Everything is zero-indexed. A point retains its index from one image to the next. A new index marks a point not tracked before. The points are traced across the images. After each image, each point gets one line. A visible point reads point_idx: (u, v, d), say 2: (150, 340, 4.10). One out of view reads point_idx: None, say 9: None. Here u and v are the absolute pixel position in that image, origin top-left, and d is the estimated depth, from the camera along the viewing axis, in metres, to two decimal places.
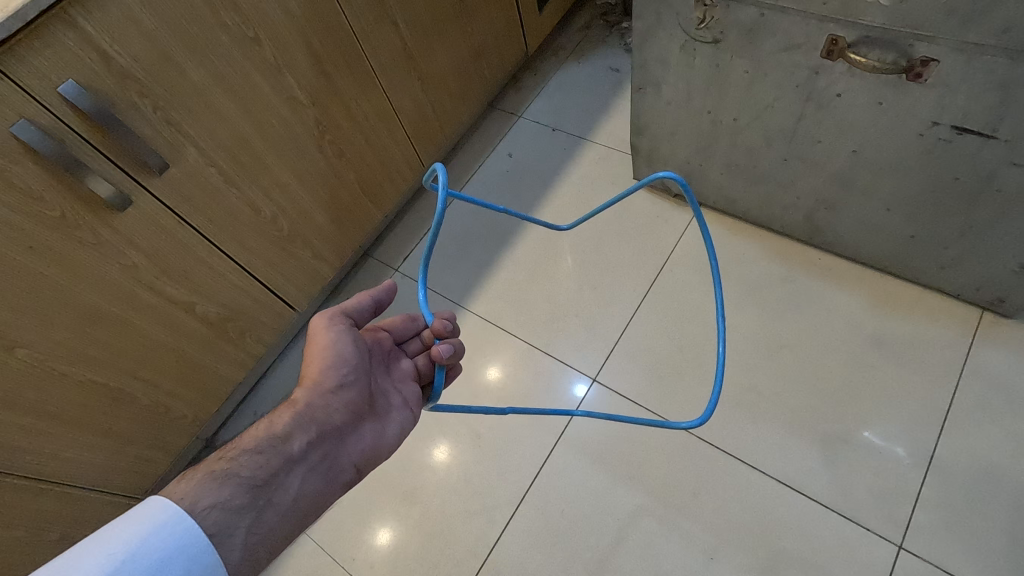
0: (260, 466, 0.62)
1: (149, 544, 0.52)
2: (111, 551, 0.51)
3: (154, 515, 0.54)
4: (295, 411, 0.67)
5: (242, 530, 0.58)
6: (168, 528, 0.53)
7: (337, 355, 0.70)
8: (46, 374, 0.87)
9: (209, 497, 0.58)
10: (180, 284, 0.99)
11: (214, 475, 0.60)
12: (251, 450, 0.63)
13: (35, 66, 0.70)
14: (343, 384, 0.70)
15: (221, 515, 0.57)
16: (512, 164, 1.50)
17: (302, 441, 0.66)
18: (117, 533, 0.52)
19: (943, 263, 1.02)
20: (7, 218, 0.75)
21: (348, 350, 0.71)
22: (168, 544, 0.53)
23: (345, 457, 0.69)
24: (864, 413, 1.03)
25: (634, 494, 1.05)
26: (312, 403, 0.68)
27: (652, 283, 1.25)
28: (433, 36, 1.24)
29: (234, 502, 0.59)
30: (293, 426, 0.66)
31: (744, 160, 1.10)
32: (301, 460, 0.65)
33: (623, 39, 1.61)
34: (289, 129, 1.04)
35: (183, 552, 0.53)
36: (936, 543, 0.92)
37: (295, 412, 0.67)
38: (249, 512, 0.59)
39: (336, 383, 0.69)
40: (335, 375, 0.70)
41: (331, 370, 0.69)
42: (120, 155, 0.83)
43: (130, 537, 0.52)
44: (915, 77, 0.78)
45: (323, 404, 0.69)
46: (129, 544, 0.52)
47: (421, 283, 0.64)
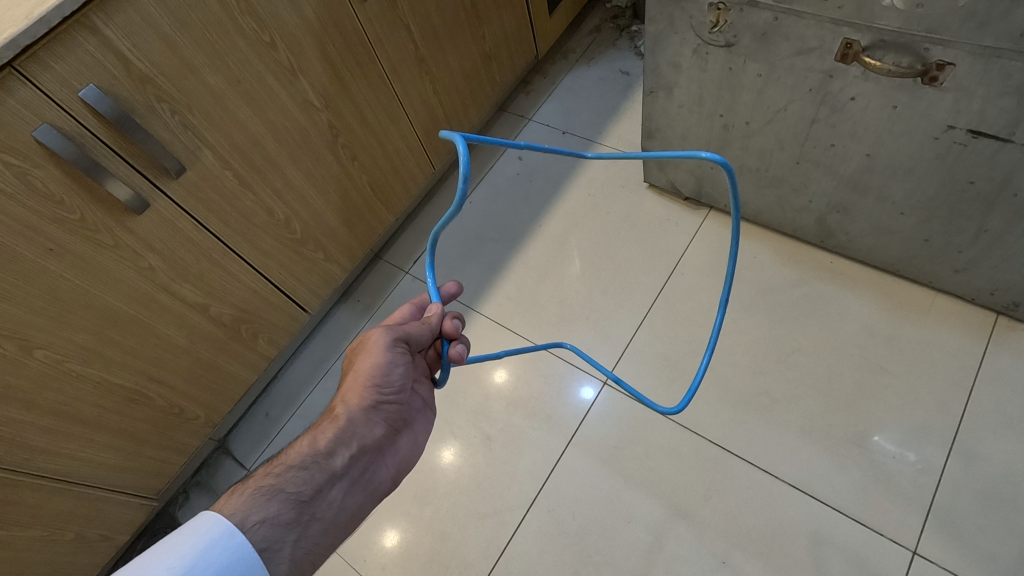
0: (306, 481, 0.61)
1: (207, 556, 0.51)
2: (171, 564, 0.50)
3: (210, 528, 0.53)
4: (337, 427, 0.65)
5: (289, 544, 0.58)
6: (225, 540, 0.53)
7: (384, 373, 0.66)
8: (64, 375, 0.88)
9: (258, 512, 0.57)
10: (196, 286, 1.00)
11: (262, 491, 0.59)
12: (297, 466, 0.62)
13: (57, 72, 0.71)
14: (385, 399, 0.67)
15: (271, 529, 0.57)
16: (522, 166, 1.50)
17: (344, 456, 0.64)
18: (174, 547, 0.51)
19: (957, 267, 1.02)
20: (30, 221, 0.76)
21: (397, 368, 0.66)
22: (225, 558, 0.52)
23: (383, 468, 0.68)
24: (877, 417, 1.03)
25: (646, 497, 1.05)
26: (355, 419, 0.65)
27: (663, 286, 1.25)
28: (445, 39, 1.24)
29: (283, 516, 0.58)
30: (335, 442, 0.64)
31: (756, 164, 1.10)
32: (343, 476, 0.64)
33: (633, 42, 1.62)
34: (303, 132, 1.05)
35: (236, 568, 0.52)
36: (951, 549, 0.91)
37: (335, 427, 0.65)
38: (296, 527, 0.59)
39: (376, 399, 0.66)
40: (381, 393, 0.66)
41: (377, 387, 0.66)
42: (138, 159, 0.84)
43: (188, 550, 0.51)
44: (931, 80, 0.78)
45: (364, 420, 0.66)
46: (187, 557, 0.50)
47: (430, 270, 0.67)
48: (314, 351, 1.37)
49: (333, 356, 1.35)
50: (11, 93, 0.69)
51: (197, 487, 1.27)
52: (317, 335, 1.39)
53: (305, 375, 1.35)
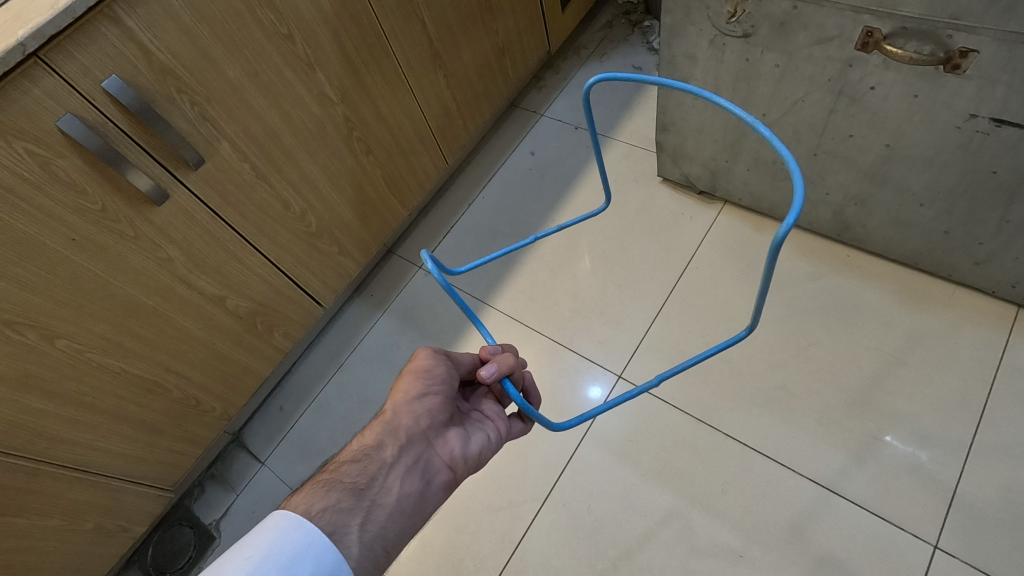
0: (361, 471, 0.60)
1: (280, 545, 0.49)
2: (246, 554, 0.48)
3: (279, 520, 0.51)
4: (383, 421, 0.64)
5: (355, 527, 0.55)
6: (295, 529, 0.51)
7: (424, 366, 0.66)
8: (85, 365, 0.89)
9: (320, 501, 0.55)
10: (213, 278, 1.00)
11: (320, 484, 0.58)
12: (351, 460, 0.61)
13: (81, 62, 0.72)
14: (429, 391, 0.66)
15: (335, 514, 0.55)
16: (534, 161, 1.50)
17: (394, 447, 0.62)
18: (248, 541, 0.50)
19: (978, 259, 1.01)
20: (52, 211, 0.77)
21: (438, 361, 0.67)
22: (297, 544, 0.50)
23: (438, 459, 0.64)
24: (895, 410, 1.02)
25: (662, 491, 1.05)
26: (400, 413, 0.64)
27: (678, 280, 1.24)
28: (459, 33, 1.24)
29: (343, 503, 0.56)
30: (383, 434, 0.63)
31: (772, 156, 1.09)
32: (395, 464, 0.61)
33: (646, 37, 1.61)
34: (319, 125, 1.05)
35: (310, 553, 0.50)
36: (973, 543, 0.90)
37: (382, 422, 0.64)
38: (359, 512, 0.56)
39: (420, 391, 0.66)
40: (423, 387, 0.66)
41: (419, 380, 0.66)
42: (158, 150, 0.84)
43: (261, 542, 0.49)
44: (953, 68, 0.77)
45: (410, 411, 0.64)
46: (261, 548, 0.49)
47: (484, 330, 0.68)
48: (328, 346, 1.38)
49: (346, 351, 1.36)
50: (36, 83, 0.70)
51: (212, 479, 1.28)
52: (330, 332, 1.40)
53: (319, 369, 1.35)
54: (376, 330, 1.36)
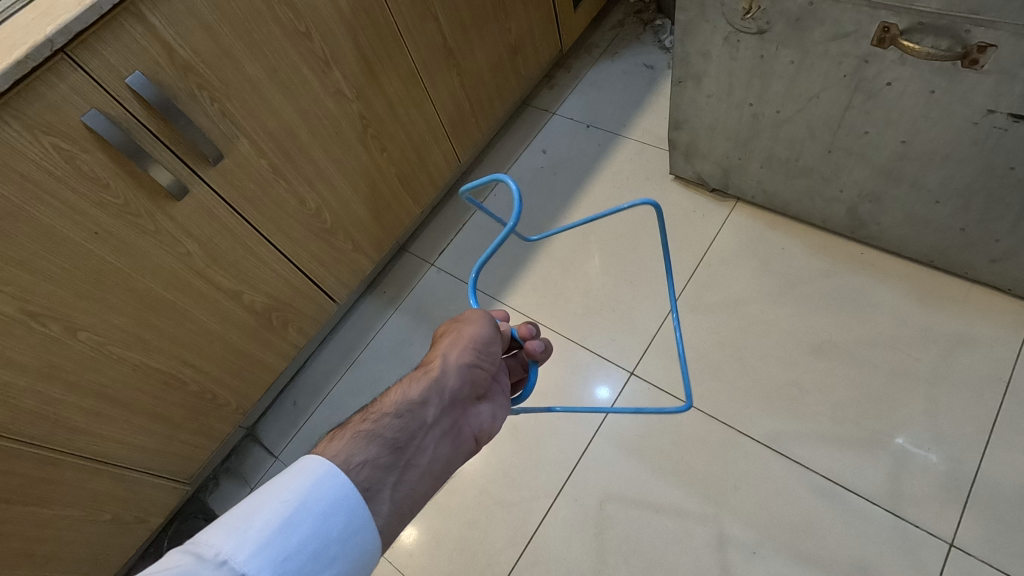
0: (403, 426, 0.58)
1: (315, 492, 0.49)
2: (284, 499, 0.48)
3: (313, 466, 0.50)
4: (430, 376, 0.61)
5: (389, 487, 0.54)
6: (329, 478, 0.50)
7: (480, 334, 0.64)
8: (105, 358, 0.90)
9: (360, 453, 0.54)
10: (230, 273, 1.02)
11: (361, 434, 0.56)
12: (393, 412, 0.58)
13: (106, 58, 0.73)
14: (480, 359, 0.64)
15: (373, 470, 0.54)
16: (546, 159, 1.51)
17: (437, 407, 0.61)
18: (285, 484, 0.49)
19: (994, 256, 1.00)
20: (77, 204, 0.78)
21: (494, 335, 0.66)
22: (332, 495, 0.50)
23: (469, 428, 0.64)
24: (910, 408, 1.01)
25: (676, 488, 1.05)
26: (449, 375, 0.62)
27: (690, 277, 1.24)
28: (472, 31, 1.25)
29: (382, 459, 0.55)
30: (428, 392, 0.61)
31: (786, 153, 1.09)
32: (435, 426, 0.60)
33: (657, 36, 1.61)
34: (336, 122, 1.06)
35: (344, 505, 0.50)
36: (989, 543, 0.90)
37: (429, 377, 0.61)
38: (395, 470, 0.55)
39: (473, 359, 0.64)
40: (477, 356, 0.64)
41: (474, 345, 0.64)
42: (179, 146, 0.86)
43: (296, 487, 0.49)
44: (971, 63, 0.77)
45: (458, 374, 0.63)
46: (296, 493, 0.48)
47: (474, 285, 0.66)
48: (341, 342, 1.39)
49: (360, 346, 1.37)
50: (63, 79, 0.71)
51: (227, 473, 1.29)
52: (344, 326, 1.41)
53: (332, 364, 1.37)
54: (389, 327, 1.37)
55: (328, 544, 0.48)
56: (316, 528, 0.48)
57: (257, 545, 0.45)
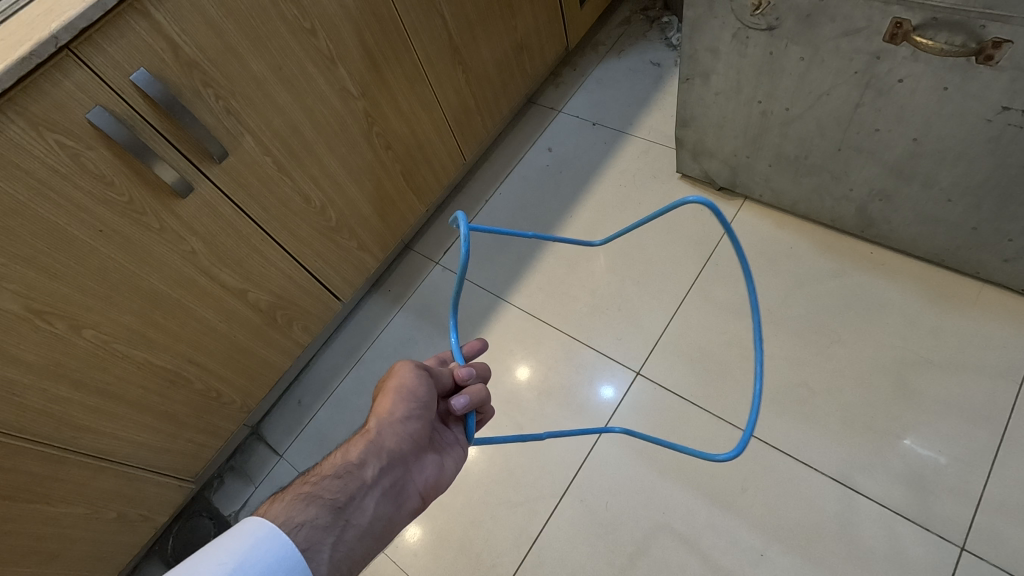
0: (341, 487, 0.59)
1: (254, 553, 0.50)
2: (221, 560, 0.49)
3: (255, 528, 0.52)
4: (367, 438, 0.62)
5: (328, 546, 0.55)
6: (270, 539, 0.51)
7: (408, 386, 0.64)
8: (110, 355, 0.90)
9: (299, 514, 0.55)
10: (235, 271, 1.01)
11: (300, 497, 0.57)
12: (331, 474, 0.60)
13: (111, 55, 0.73)
14: (414, 412, 0.64)
15: (312, 530, 0.54)
16: (552, 158, 1.50)
17: (375, 467, 0.61)
18: (224, 546, 0.50)
19: (1007, 256, 0.99)
20: (80, 202, 0.78)
21: (420, 380, 0.64)
22: (271, 556, 0.50)
23: (413, 484, 0.64)
24: (920, 410, 1.00)
25: (683, 489, 1.04)
26: (383, 433, 0.62)
27: (697, 277, 1.23)
28: (478, 29, 1.24)
29: (321, 520, 0.56)
30: (365, 453, 0.61)
31: (795, 151, 1.08)
32: (374, 486, 0.61)
33: (664, 33, 1.60)
34: (341, 120, 1.06)
35: (281, 566, 0.50)
36: (1002, 546, 0.88)
37: (365, 439, 0.62)
38: (334, 530, 0.56)
39: (405, 412, 0.63)
40: (405, 408, 0.63)
41: (403, 398, 0.63)
42: (185, 143, 0.85)
43: (235, 548, 0.50)
44: (986, 59, 0.75)
45: (394, 433, 0.63)
46: (236, 555, 0.49)
47: (453, 329, 0.65)
48: (345, 341, 1.39)
49: (365, 345, 1.37)
50: (68, 76, 0.71)
51: (232, 471, 1.29)
52: (349, 324, 1.41)
53: (336, 363, 1.36)
54: (394, 325, 1.37)
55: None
56: None
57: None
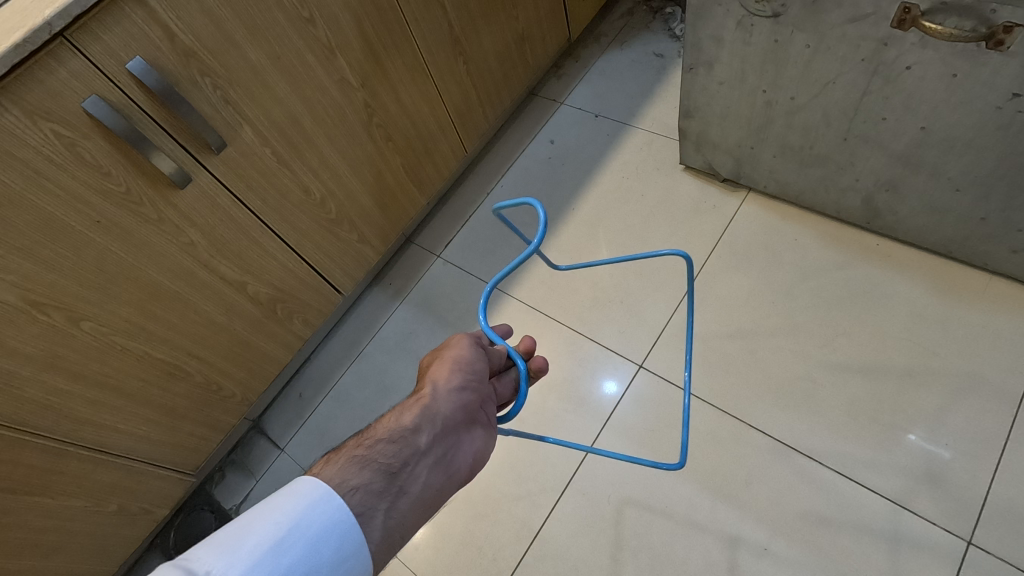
0: (395, 452, 0.57)
1: (309, 516, 0.49)
2: (276, 520, 0.48)
3: (309, 489, 0.51)
4: (422, 403, 0.60)
5: (381, 512, 0.54)
6: (325, 501, 0.50)
7: (464, 357, 0.64)
8: (109, 347, 0.90)
9: (354, 478, 0.54)
10: (234, 263, 1.01)
11: (354, 459, 0.55)
12: (386, 438, 0.58)
13: (106, 42, 0.72)
14: (469, 383, 0.63)
15: (366, 495, 0.53)
16: (554, 150, 1.48)
17: (428, 434, 0.59)
18: (278, 505, 0.49)
19: (1015, 247, 0.97)
20: (78, 192, 0.77)
21: (475, 353, 0.65)
22: (325, 519, 0.50)
23: (464, 457, 0.61)
24: (926, 404, 0.99)
25: (686, 482, 1.03)
26: (438, 400, 0.61)
27: (700, 269, 1.22)
28: (479, 19, 1.23)
29: (375, 484, 0.54)
30: (420, 418, 0.59)
31: (800, 142, 1.07)
32: (426, 454, 0.58)
33: (668, 24, 1.58)
34: (340, 111, 1.05)
35: (336, 529, 0.50)
36: (1009, 540, 0.87)
37: (420, 404, 0.60)
38: (388, 496, 0.55)
39: (461, 382, 0.63)
40: (462, 378, 0.63)
41: (461, 368, 0.63)
42: (182, 133, 0.84)
43: (290, 509, 0.49)
44: (997, 44, 0.73)
45: (449, 401, 0.61)
46: (291, 515, 0.49)
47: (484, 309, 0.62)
48: (347, 334, 1.38)
49: (366, 339, 1.36)
50: (63, 64, 0.70)
51: (233, 465, 1.29)
52: (350, 318, 1.40)
53: (338, 356, 1.36)
54: (395, 318, 1.36)
55: (318, 568, 0.49)
56: (307, 551, 0.48)
57: (248, 565, 0.46)
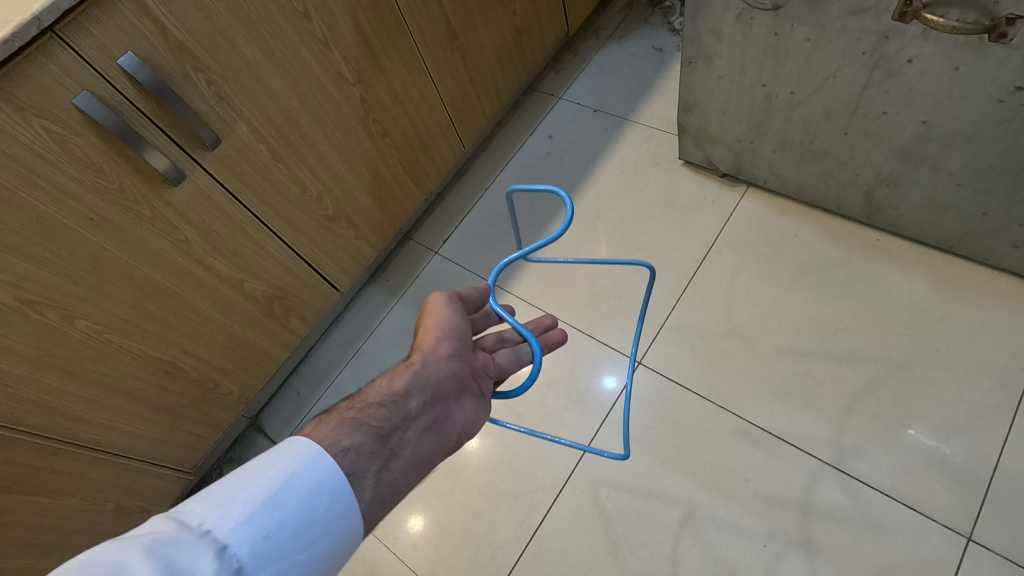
0: (387, 416, 0.56)
1: (302, 474, 0.49)
2: (269, 476, 0.48)
3: (302, 447, 0.50)
4: (412, 369, 0.60)
5: (372, 474, 0.53)
6: (317, 461, 0.50)
7: (449, 323, 0.65)
8: (103, 346, 0.89)
9: (346, 438, 0.53)
10: (230, 261, 1.00)
11: (347, 421, 0.55)
12: (377, 402, 0.57)
13: (97, 37, 0.71)
14: (456, 350, 0.64)
15: (358, 457, 0.52)
16: (552, 145, 1.47)
17: (419, 400, 0.59)
18: (271, 463, 0.49)
19: (1016, 242, 0.96)
20: (70, 189, 0.76)
21: (460, 319, 0.66)
22: (318, 477, 0.49)
23: (454, 424, 0.62)
24: (926, 401, 0.98)
25: (685, 480, 1.02)
26: (428, 366, 0.61)
27: (699, 264, 1.21)
28: (476, 13, 1.21)
29: (367, 447, 0.53)
30: (410, 383, 0.59)
31: (800, 136, 1.06)
32: (418, 418, 0.58)
33: (667, 17, 1.56)
34: (336, 107, 1.04)
35: (328, 488, 0.49)
36: (1009, 537, 0.87)
37: (410, 370, 0.60)
38: (379, 458, 0.54)
39: (449, 348, 0.63)
40: (449, 345, 0.64)
41: (447, 335, 0.64)
42: (175, 129, 0.83)
43: (283, 467, 0.48)
44: (999, 37, 0.72)
45: (439, 367, 0.62)
46: (284, 472, 0.48)
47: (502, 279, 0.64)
48: (344, 331, 1.37)
49: (363, 335, 1.35)
50: (53, 60, 0.69)
51: (231, 462, 1.29)
52: (349, 314, 1.40)
53: (336, 352, 1.35)
54: (392, 315, 1.36)
55: (311, 524, 0.48)
56: (300, 508, 0.47)
57: (241, 518, 0.45)
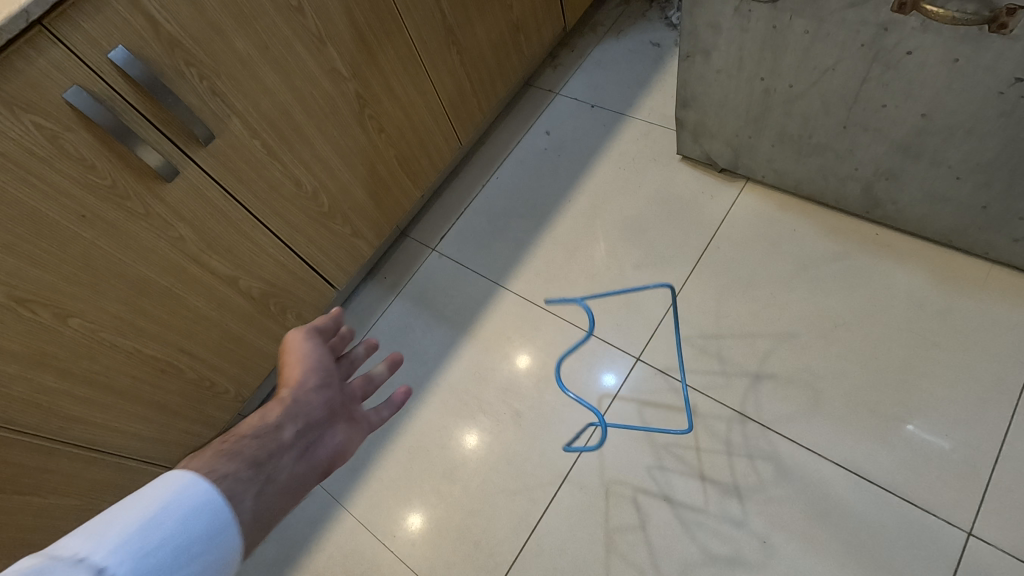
0: (263, 445, 0.63)
1: (179, 497, 0.51)
2: (145, 504, 0.49)
3: (175, 476, 0.52)
4: (284, 404, 0.68)
5: (250, 497, 0.57)
6: (191, 485, 0.52)
7: (314, 356, 0.74)
8: (97, 344, 0.88)
9: (222, 467, 0.57)
10: (225, 258, 0.99)
11: (223, 452, 0.59)
12: (253, 433, 0.63)
13: (87, 31, 0.70)
14: (323, 380, 0.73)
15: (235, 482, 0.57)
16: (550, 141, 1.47)
17: (291, 429, 0.67)
18: (142, 493, 0.50)
19: (1016, 236, 0.96)
20: (61, 186, 0.75)
21: (321, 352, 0.75)
22: (196, 499, 0.52)
23: (322, 449, 0.70)
24: (926, 396, 0.98)
25: (685, 476, 1.02)
26: (298, 398, 0.69)
27: (698, 260, 1.20)
28: (472, 8, 1.20)
29: (243, 473, 0.58)
30: (283, 416, 0.66)
31: (799, 130, 1.05)
32: (291, 446, 0.66)
33: (664, 12, 1.55)
34: (331, 102, 1.03)
35: (206, 509, 0.52)
36: (1010, 532, 0.86)
37: (283, 404, 0.68)
38: (255, 483, 0.59)
39: (317, 380, 0.72)
40: (315, 376, 0.72)
41: (315, 368, 0.73)
42: (168, 125, 0.83)
43: (159, 492, 0.50)
44: (999, 28, 0.72)
45: (309, 399, 0.70)
46: (162, 498, 0.50)
47: None
48: None
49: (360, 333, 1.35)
50: (43, 54, 0.68)
51: None
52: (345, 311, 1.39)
53: None
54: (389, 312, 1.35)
55: (191, 543, 0.49)
56: (176, 529, 0.49)
57: (118, 542, 0.46)
